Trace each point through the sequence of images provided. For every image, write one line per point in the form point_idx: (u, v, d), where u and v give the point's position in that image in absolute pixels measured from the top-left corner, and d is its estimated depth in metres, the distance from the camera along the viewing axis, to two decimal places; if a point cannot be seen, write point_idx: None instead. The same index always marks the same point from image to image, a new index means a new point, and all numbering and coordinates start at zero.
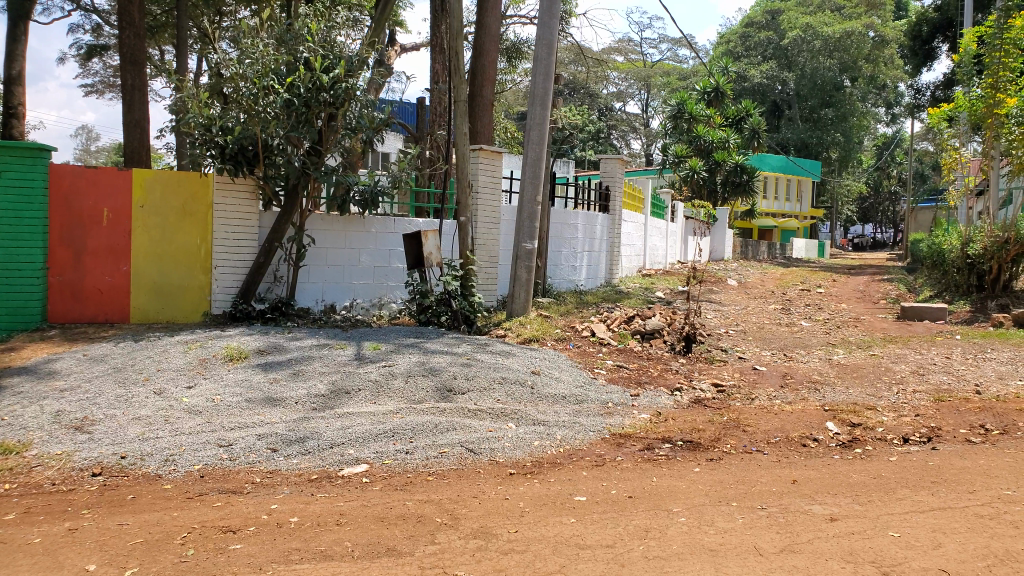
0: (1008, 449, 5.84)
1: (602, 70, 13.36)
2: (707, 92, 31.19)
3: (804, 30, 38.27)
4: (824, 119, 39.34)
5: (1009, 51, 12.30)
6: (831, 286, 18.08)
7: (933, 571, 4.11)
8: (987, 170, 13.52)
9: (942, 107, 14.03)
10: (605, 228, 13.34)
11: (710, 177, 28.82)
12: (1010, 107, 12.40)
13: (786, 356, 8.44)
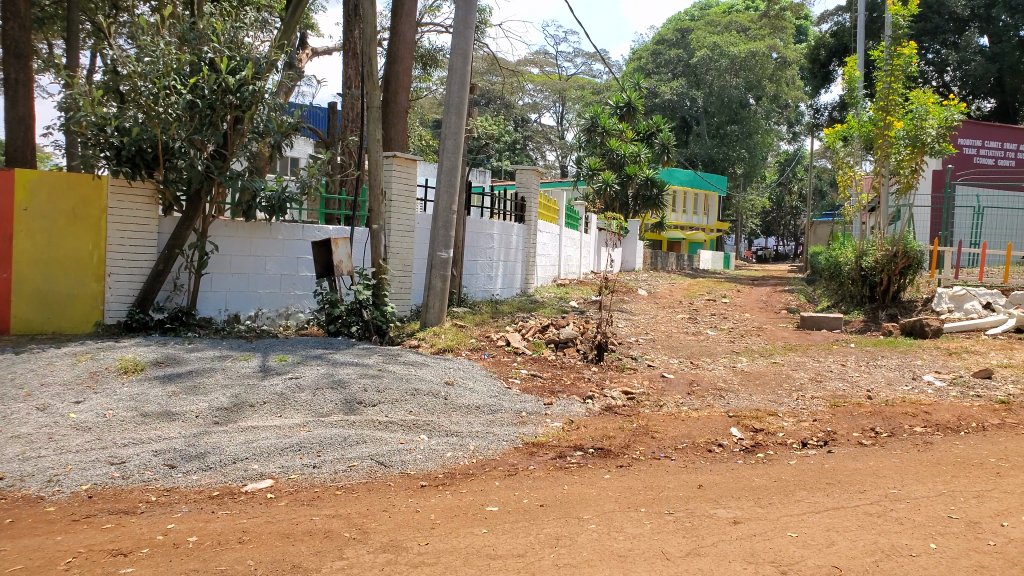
0: (895, 450, 6.22)
1: (518, 82, 13.48)
2: (619, 106, 31.77)
3: (711, 50, 39.77)
4: (729, 136, 40.81)
5: (898, 78, 13.16)
6: (735, 296, 18.82)
7: (826, 568, 4.32)
8: (877, 188, 14.23)
9: (838, 128, 14.88)
10: (521, 238, 13.46)
11: (622, 190, 29.73)
12: (898, 129, 13.19)
13: (693, 364, 8.70)
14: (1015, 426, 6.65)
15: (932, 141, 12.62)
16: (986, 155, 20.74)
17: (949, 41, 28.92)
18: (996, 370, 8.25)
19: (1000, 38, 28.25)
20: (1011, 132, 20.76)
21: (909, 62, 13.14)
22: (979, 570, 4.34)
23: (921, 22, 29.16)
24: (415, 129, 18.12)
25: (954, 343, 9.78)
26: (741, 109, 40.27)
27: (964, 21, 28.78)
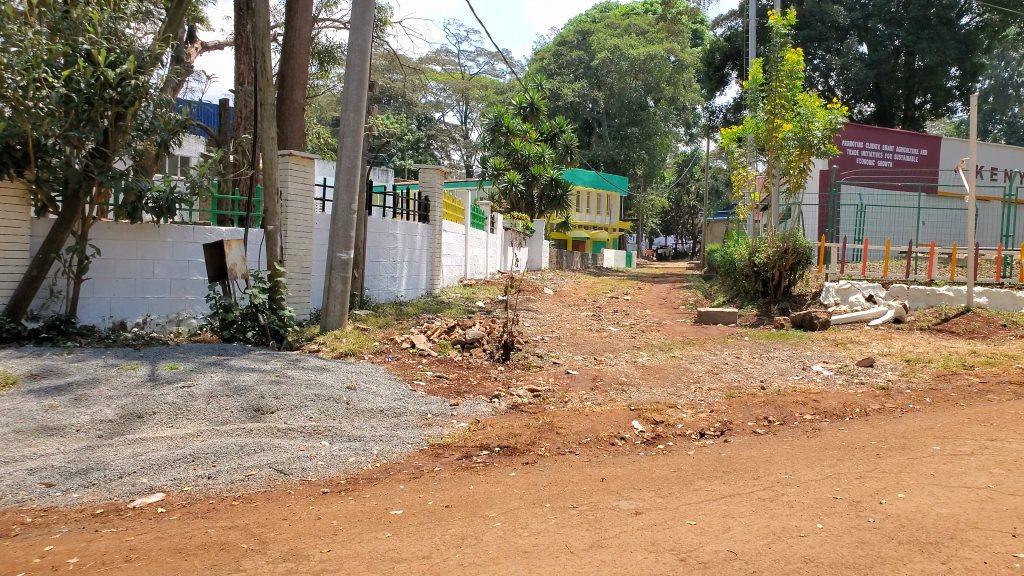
0: (785, 437, 6.54)
1: (420, 81, 13.41)
2: (523, 107, 31.94)
3: (612, 52, 40.50)
4: (630, 137, 41.90)
5: (784, 81, 13.82)
6: (637, 293, 19.30)
7: (722, 553, 4.51)
8: (768, 186, 15.03)
9: (732, 129, 15.31)
10: (425, 238, 13.39)
11: (528, 190, 29.99)
12: (786, 131, 13.87)
13: (596, 360, 8.89)
14: (893, 410, 7.15)
15: (818, 142, 13.55)
16: (867, 156, 22.12)
17: (833, 48, 30.79)
18: (877, 359, 8.83)
19: (877, 46, 30.25)
20: (889, 134, 22.18)
21: (798, 67, 13.84)
22: (861, 545, 4.63)
23: (806, 29, 30.91)
24: (313, 126, 17.67)
25: (839, 334, 10.38)
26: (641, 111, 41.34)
27: (844, 30, 30.58)
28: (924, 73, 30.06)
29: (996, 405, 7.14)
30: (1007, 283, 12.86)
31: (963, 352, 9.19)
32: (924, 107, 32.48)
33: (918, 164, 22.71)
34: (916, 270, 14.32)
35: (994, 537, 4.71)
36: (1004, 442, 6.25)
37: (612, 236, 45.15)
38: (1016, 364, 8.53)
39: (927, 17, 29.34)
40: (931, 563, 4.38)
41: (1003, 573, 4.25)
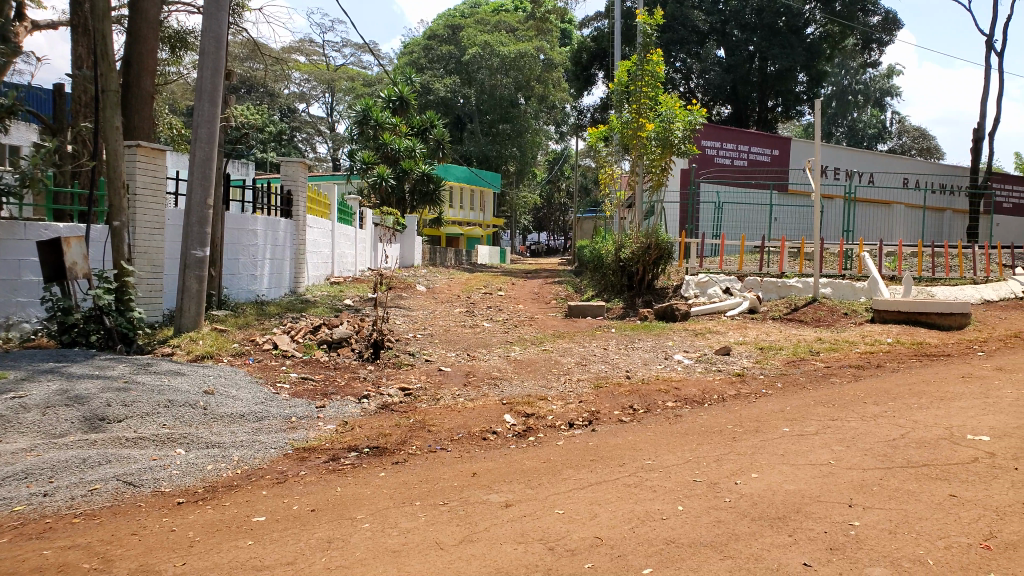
0: (650, 424, 6.82)
1: (284, 70, 12.94)
2: (391, 100, 30.80)
3: (482, 48, 40.45)
4: (501, 134, 42.29)
5: (647, 82, 14.34)
6: (509, 289, 19.56)
7: (589, 540, 4.65)
8: (633, 185, 15.52)
9: (599, 129, 15.68)
10: (289, 233, 12.96)
11: (398, 185, 29.37)
12: (650, 131, 14.44)
13: (469, 356, 8.94)
14: (747, 395, 7.64)
15: (678, 143, 14.33)
16: (724, 155, 23.40)
17: (693, 51, 32.32)
18: (734, 347, 9.40)
19: (734, 51, 32.18)
20: (744, 135, 23.58)
21: (660, 69, 14.43)
22: (717, 524, 4.91)
23: (669, 32, 31.98)
24: (164, 117, 16.53)
25: (699, 325, 10.96)
26: (512, 108, 41.64)
27: (704, 34, 32.26)
28: (775, 78, 32.34)
29: (837, 387, 7.79)
30: (848, 274, 14.05)
31: (810, 339, 9.96)
32: (776, 109, 34.43)
33: (771, 163, 24.20)
34: (769, 263, 15.34)
35: (833, 508, 5.13)
36: (843, 421, 6.83)
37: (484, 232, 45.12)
38: (854, 349, 9.34)
39: (777, 24, 31.49)
40: (779, 536, 4.72)
41: (840, 541, 4.65)
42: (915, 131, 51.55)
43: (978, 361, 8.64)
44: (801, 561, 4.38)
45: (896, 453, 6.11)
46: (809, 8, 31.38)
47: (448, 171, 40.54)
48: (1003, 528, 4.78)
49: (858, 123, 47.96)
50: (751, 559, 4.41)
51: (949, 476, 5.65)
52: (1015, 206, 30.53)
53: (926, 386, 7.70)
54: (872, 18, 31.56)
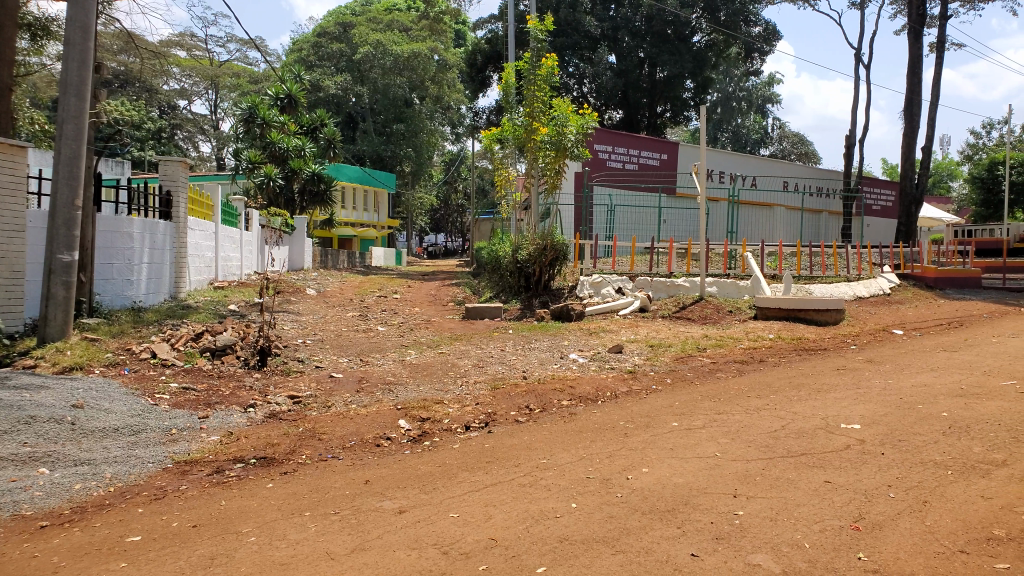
0: (545, 423, 6.92)
1: (163, 65, 12.33)
2: (278, 98, 29.14)
3: (375, 46, 39.07)
4: (395, 134, 41.34)
5: (540, 86, 14.55)
6: (404, 292, 19.41)
7: (484, 541, 4.67)
8: (528, 187, 15.80)
9: (493, 131, 15.62)
10: (168, 235, 12.38)
11: (286, 185, 27.79)
12: (543, 134, 14.64)
13: (362, 361, 8.80)
14: (639, 392, 7.86)
15: (571, 146, 14.48)
16: (616, 159, 23.68)
17: (585, 56, 33.12)
18: (626, 345, 9.68)
19: (625, 57, 33.15)
20: (635, 139, 24.03)
21: (551, 74, 14.65)
22: (610, 520, 5.03)
23: (562, 37, 32.60)
24: (24, 111, 15.38)
25: (593, 324, 11.22)
26: (407, 108, 40.78)
27: (595, 39, 33.06)
28: (663, 84, 33.87)
29: (723, 382, 8.16)
30: (732, 273, 14.72)
31: (697, 336, 10.38)
32: (664, 115, 36.40)
33: (660, 167, 24.77)
34: (659, 264, 15.76)
35: (718, 499, 5.35)
36: (729, 414, 7.14)
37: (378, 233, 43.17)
38: (738, 345, 9.81)
39: (666, 32, 32.44)
40: (668, 529, 4.87)
41: (725, 530, 4.85)
42: (795, 137, 56.93)
43: (850, 354, 9.24)
44: (689, 552, 4.54)
45: (777, 444, 6.43)
46: (695, 18, 32.35)
47: (339, 171, 40.46)
48: (870, 509, 5.13)
49: (742, 128, 50.57)
50: (642, 553, 4.53)
51: (824, 463, 6.00)
52: (884, 209, 32.94)
53: (804, 378, 8.18)
54: (753, 29, 33.22)
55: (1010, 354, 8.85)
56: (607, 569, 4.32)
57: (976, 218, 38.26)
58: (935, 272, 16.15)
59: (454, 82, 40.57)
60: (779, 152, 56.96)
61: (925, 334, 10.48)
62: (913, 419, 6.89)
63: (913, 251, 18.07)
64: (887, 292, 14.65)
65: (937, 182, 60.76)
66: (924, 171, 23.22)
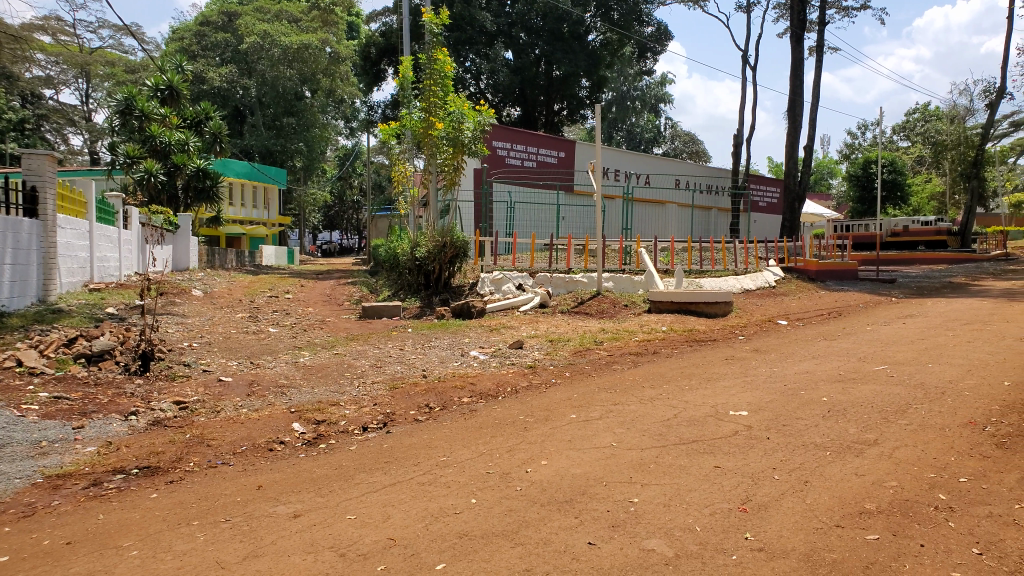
0: (444, 421, 6.92)
1: (25, 51, 11.47)
2: (158, 89, 27.10)
3: (261, 37, 35.86)
4: (286, 128, 38.34)
5: (436, 81, 14.39)
6: (297, 291, 18.94)
7: (382, 542, 4.63)
8: (426, 183, 15.81)
9: (391, 126, 15.31)
10: (35, 235, 11.60)
11: (169, 181, 26.03)
12: (439, 129, 14.52)
13: (253, 363, 8.53)
14: (538, 386, 7.98)
15: (468, 142, 14.56)
16: (514, 156, 22.98)
17: (482, 51, 32.95)
18: (526, 341, 9.81)
19: (520, 53, 33.49)
20: (531, 137, 23.37)
21: (447, 68, 14.52)
22: (509, 513, 5.09)
23: (457, 32, 32.31)
24: None
25: (494, 321, 11.34)
26: (296, 101, 38.01)
27: (492, 35, 32.97)
28: (558, 82, 34.49)
29: (620, 373, 8.41)
30: (628, 268, 15.17)
31: (594, 330, 10.63)
32: (561, 113, 37.28)
33: (558, 165, 24.40)
34: (557, 260, 16.01)
35: (615, 488, 5.50)
36: (624, 405, 7.36)
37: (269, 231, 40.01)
38: (633, 338, 10.10)
39: (561, 30, 32.99)
40: (566, 519, 4.98)
41: (621, 518, 5.00)
42: (685, 136, 59.67)
43: (738, 344, 9.71)
44: (586, 541, 4.66)
45: (669, 432, 6.68)
46: (589, 16, 33.45)
47: (225, 166, 35.75)
48: (757, 491, 5.40)
49: (635, 127, 52.51)
50: (540, 544, 4.61)
51: (714, 449, 6.28)
52: (770, 205, 34.80)
53: (694, 368, 8.53)
54: (646, 29, 34.98)
55: (880, 341, 9.54)
56: (507, 563, 4.37)
57: (853, 214, 41.25)
58: (816, 265, 17.19)
59: (348, 76, 38.77)
60: (670, 152, 59.24)
61: (807, 324, 11.13)
62: (796, 404, 7.29)
63: (797, 246, 19.19)
64: (772, 286, 15.49)
65: (818, 180, 65.18)
66: (805, 169, 24.59)
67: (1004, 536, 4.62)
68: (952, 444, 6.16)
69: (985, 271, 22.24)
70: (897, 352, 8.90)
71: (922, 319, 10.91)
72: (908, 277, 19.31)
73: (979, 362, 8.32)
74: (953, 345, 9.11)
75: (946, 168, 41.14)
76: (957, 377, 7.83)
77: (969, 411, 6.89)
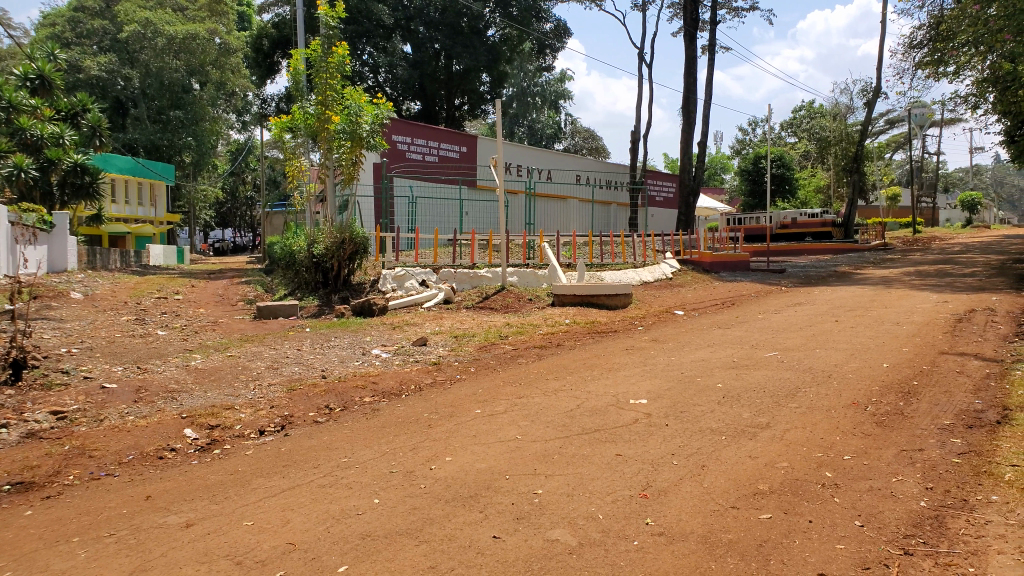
0: (346, 422, 6.82)
1: None
2: (27, 78, 24.64)
3: (143, 25, 33.79)
4: (172, 122, 37.00)
5: (331, 74, 14.06)
6: (188, 292, 18.25)
7: (280, 547, 4.52)
8: (323, 178, 15.39)
9: (282, 119, 14.88)
10: None
11: (42, 177, 24.35)
12: (337, 123, 14.23)
13: (140, 368, 8.15)
14: (443, 382, 8.00)
15: (367, 135, 14.39)
16: (415, 151, 22.73)
17: (380, 45, 32.80)
18: (431, 337, 9.78)
19: (420, 47, 33.29)
20: (433, 131, 23.21)
21: (343, 61, 14.24)
22: (414, 511, 5.07)
23: (354, 25, 31.73)
24: None
25: (396, 318, 11.26)
26: (184, 93, 36.77)
27: (389, 29, 32.70)
28: (460, 77, 34.47)
29: (524, 366, 8.52)
30: (531, 262, 15.36)
31: (499, 324, 10.71)
32: (462, 108, 37.10)
33: (460, 160, 24.40)
34: (461, 255, 16.04)
35: (519, 480, 5.58)
36: (528, 398, 7.45)
37: (158, 229, 37.71)
38: (537, 331, 10.24)
39: (460, 24, 33.21)
40: (471, 514, 5.00)
41: (526, 509, 5.07)
42: (584, 133, 61.00)
43: (638, 335, 9.99)
44: (491, 534, 4.70)
45: (572, 422, 6.81)
46: (488, 11, 33.69)
47: (107, 162, 33.04)
48: (656, 477, 5.58)
49: (537, 123, 53.05)
50: (445, 540, 4.63)
51: (615, 437, 6.44)
52: (667, 200, 36.01)
53: (596, 360, 8.73)
54: (544, 25, 35.51)
55: (772, 328, 10.03)
56: (411, 561, 4.35)
57: (745, 206, 43.18)
58: (711, 257, 17.91)
59: (239, 67, 36.36)
60: (572, 147, 60.52)
61: (702, 314, 11.58)
62: (693, 391, 7.58)
63: (694, 239, 19.92)
64: (670, 277, 16.03)
65: (712, 175, 68.21)
66: (700, 164, 25.62)
67: (881, 508, 4.96)
68: (837, 425, 6.54)
69: (868, 259, 23.82)
70: (787, 338, 9.38)
71: (809, 307, 11.55)
72: (798, 267, 20.38)
73: (861, 346, 8.88)
74: (837, 330, 9.69)
75: (830, 163, 43.80)
76: (841, 361, 8.32)
77: (852, 392, 7.33)
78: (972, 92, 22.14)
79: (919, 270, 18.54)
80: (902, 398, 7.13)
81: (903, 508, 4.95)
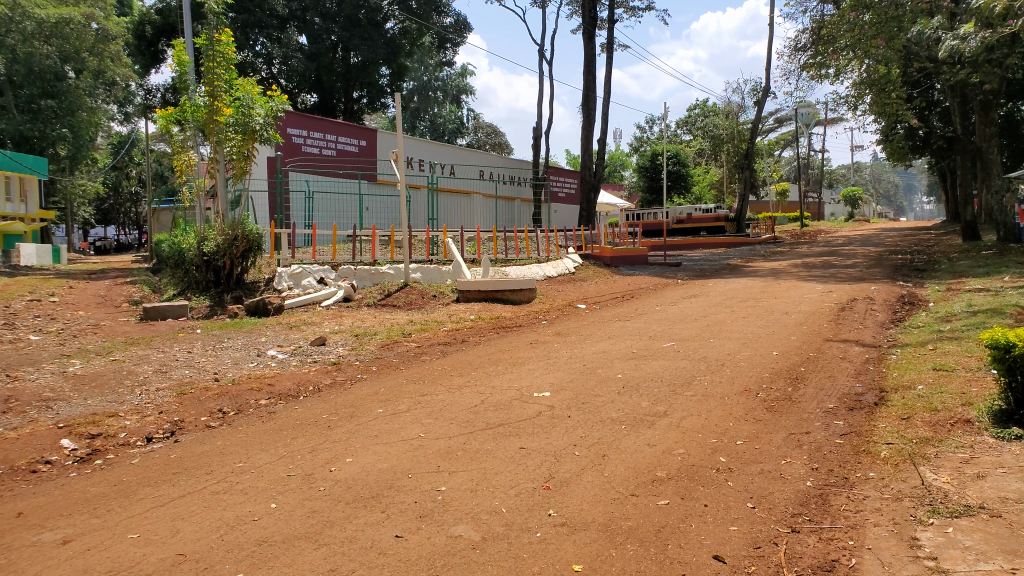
0: (240, 426, 6.61)
1: None
2: None
3: (9, 7, 29.54)
4: (44, 112, 32.73)
5: (219, 64, 13.50)
6: (65, 293, 17.16)
7: (169, 559, 4.32)
8: (213, 172, 14.78)
9: (170, 111, 13.94)
10: None
11: None
12: (227, 116, 13.72)
13: (11, 377, 7.60)
14: (343, 382, 7.86)
15: (259, 128, 13.98)
16: (312, 145, 22.18)
17: (273, 36, 31.17)
18: (330, 337, 9.58)
19: (316, 38, 32.40)
20: (332, 124, 22.67)
21: (230, 50, 13.72)
22: (312, 514, 4.96)
23: (245, 14, 30.12)
24: None
25: (292, 318, 10.98)
26: (57, 81, 32.82)
27: (284, 19, 31.56)
28: (357, 69, 33.89)
29: (427, 364, 8.45)
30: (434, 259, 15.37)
31: (402, 322, 10.62)
32: (361, 100, 36.88)
33: (360, 154, 24.01)
34: (361, 252, 15.87)
35: (422, 478, 5.54)
36: (431, 395, 7.42)
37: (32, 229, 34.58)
38: (441, 328, 10.21)
39: (358, 16, 32.53)
40: (373, 514, 4.93)
41: (428, 507, 5.04)
42: (487, 128, 61.64)
43: (541, 329, 10.11)
44: (393, 534, 4.65)
45: (476, 418, 6.81)
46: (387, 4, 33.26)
47: None
48: (558, 469, 5.67)
49: (438, 118, 52.83)
50: (346, 542, 4.55)
51: (518, 431, 6.50)
52: (570, 195, 36.59)
53: (501, 354, 8.79)
54: (444, 20, 35.64)
55: (669, 320, 10.36)
56: (310, 565, 4.26)
57: (643, 202, 44.21)
58: (611, 252, 18.38)
59: (119, 55, 33.80)
60: (475, 143, 60.51)
61: (603, 307, 11.84)
62: (594, 382, 7.74)
63: (596, 234, 20.38)
64: (572, 271, 16.36)
65: (612, 172, 69.85)
66: (600, 161, 26.13)
67: (771, 489, 5.20)
68: (730, 411, 6.81)
69: (761, 252, 25.06)
70: (683, 329, 9.71)
71: (703, 298, 12.00)
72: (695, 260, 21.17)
73: (753, 335, 9.29)
74: (730, 321, 10.10)
75: (723, 160, 45.88)
76: (734, 350, 8.67)
77: (744, 380, 7.66)
78: (851, 94, 23.47)
79: (806, 261, 19.62)
80: (791, 384, 7.51)
81: (791, 488, 5.21)
